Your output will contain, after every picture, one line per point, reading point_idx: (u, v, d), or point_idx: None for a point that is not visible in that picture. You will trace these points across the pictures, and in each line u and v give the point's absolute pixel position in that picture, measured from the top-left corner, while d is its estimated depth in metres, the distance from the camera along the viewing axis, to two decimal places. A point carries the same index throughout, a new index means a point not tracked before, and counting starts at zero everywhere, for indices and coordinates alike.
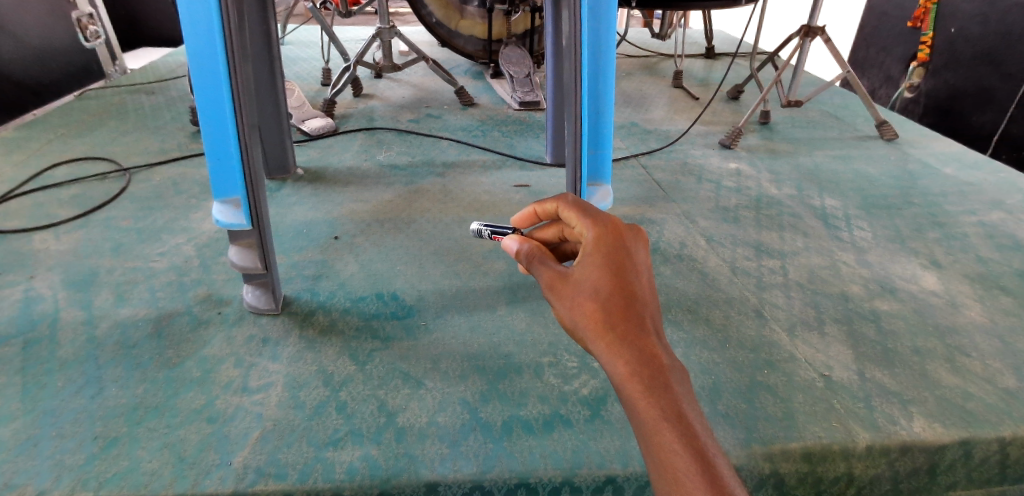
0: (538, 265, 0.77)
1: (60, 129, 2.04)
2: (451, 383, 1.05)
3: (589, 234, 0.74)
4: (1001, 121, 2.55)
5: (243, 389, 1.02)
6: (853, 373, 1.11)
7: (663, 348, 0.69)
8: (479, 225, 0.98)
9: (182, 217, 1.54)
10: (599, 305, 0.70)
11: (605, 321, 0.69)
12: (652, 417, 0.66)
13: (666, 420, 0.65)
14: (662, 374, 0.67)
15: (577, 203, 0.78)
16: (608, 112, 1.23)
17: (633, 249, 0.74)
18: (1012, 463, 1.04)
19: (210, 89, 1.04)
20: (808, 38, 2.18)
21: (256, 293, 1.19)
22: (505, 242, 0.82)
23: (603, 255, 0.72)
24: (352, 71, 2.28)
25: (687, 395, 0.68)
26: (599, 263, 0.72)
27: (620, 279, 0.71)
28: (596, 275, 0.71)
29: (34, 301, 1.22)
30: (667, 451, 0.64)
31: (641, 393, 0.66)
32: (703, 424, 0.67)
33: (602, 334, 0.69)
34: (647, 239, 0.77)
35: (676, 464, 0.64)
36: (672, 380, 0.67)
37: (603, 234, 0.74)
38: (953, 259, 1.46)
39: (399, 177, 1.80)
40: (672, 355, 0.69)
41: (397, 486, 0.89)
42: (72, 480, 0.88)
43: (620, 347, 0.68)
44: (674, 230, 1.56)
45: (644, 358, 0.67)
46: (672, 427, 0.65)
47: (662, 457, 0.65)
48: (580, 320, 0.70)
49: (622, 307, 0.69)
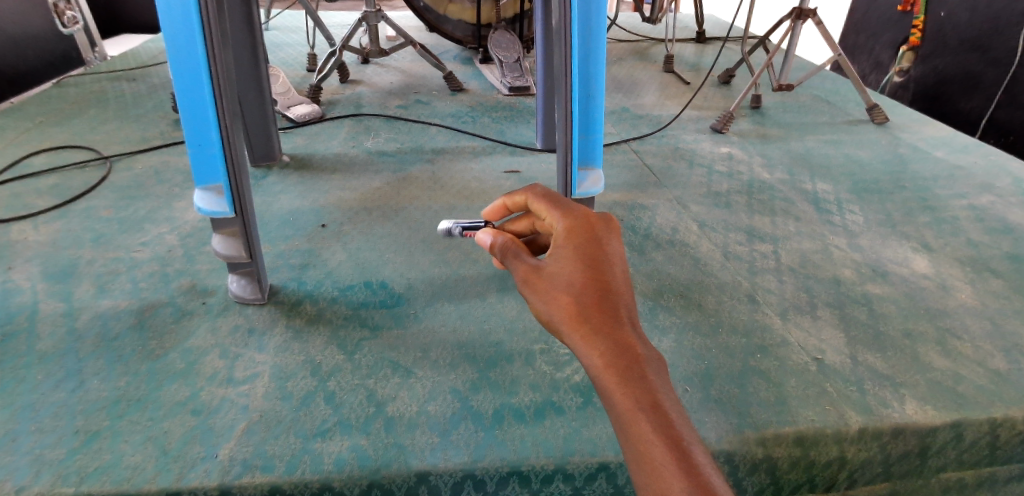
0: (513, 259, 0.74)
1: (37, 118, 1.99)
2: (441, 372, 1.03)
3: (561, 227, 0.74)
4: (989, 107, 2.55)
5: (229, 381, 1.01)
6: (846, 358, 1.11)
7: (638, 339, 0.68)
8: (450, 223, 0.99)
9: (164, 207, 1.51)
10: (574, 297, 0.69)
11: (580, 314, 0.68)
12: (627, 408, 0.64)
13: (643, 411, 0.64)
14: (637, 364, 0.66)
15: (548, 196, 0.78)
16: (600, 95, 1.19)
17: (606, 241, 0.74)
18: (1002, 445, 1.04)
19: (189, 75, 1.00)
20: (799, 21, 2.15)
21: (242, 282, 1.17)
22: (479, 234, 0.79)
23: (577, 247, 0.71)
24: (338, 57, 2.24)
25: (664, 384, 0.66)
26: (573, 256, 0.71)
27: (594, 272, 0.70)
28: (570, 268, 0.70)
29: (11, 294, 1.19)
30: (643, 441, 0.63)
31: (617, 385, 0.65)
32: (681, 414, 0.65)
33: (577, 327, 0.68)
34: (620, 231, 0.77)
35: (652, 453, 0.62)
36: (648, 370, 0.66)
37: (575, 226, 0.74)
38: (943, 243, 1.45)
39: (387, 164, 1.78)
40: (648, 345, 0.68)
41: (387, 477, 0.88)
42: (51, 476, 0.86)
43: (595, 339, 0.67)
44: (666, 215, 1.54)
45: (619, 349, 0.66)
46: (649, 417, 0.63)
47: (638, 448, 0.63)
48: (557, 313, 0.69)
49: (596, 299, 0.68)
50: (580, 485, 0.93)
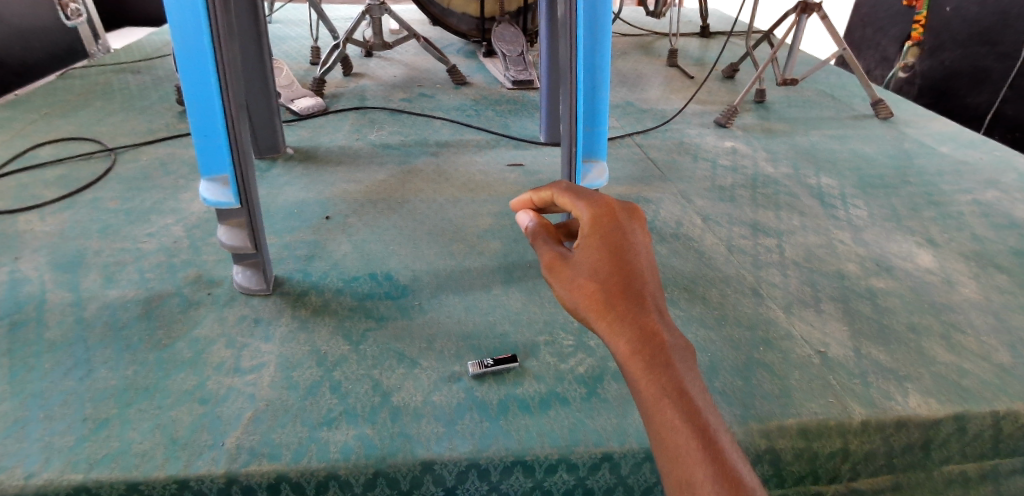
0: (541, 245, 0.76)
1: (43, 109, 2.00)
2: (446, 363, 1.04)
3: (586, 216, 0.74)
4: (996, 101, 2.55)
5: (235, 370, 1.01)
6: (850, 351, 1.11)
7: (664, 326, 0.68)
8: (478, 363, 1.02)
9: (170, 198, 1.52)
10: (597, 285, 0.70)
11: (604, 300, 0.69)
12: (652, 395, 0.64)
13: (667, 398, 0.64)
14: (663, 352, 0.66)
15: (571, 189, 0.77)
16: (605, 87, 1.19)
17: (631, 230, 0.73)
18: (1005, 438, 1.05)
19: (196, 67, 1.01)
20: (803, 15, 2.13)
21: (248, 273, 1.18)
22: (517, 217, 0.82)
23: (599, 237, 0.72)
24: (341, 50, 2.24)
25: (689, 372, 0.66)
26: (597, 245, 0.72)
27: (617, 260, 0.71)
28: (595, 256, 0.71)
29: (20, 283, 1.20)
30: (667, 427, 0.63)
31: (642, 371, 0.65)
32: (706, 401, 0.65)
33: (602, 314, 0.68)
34: (644, 220, 0.76)
35: (676, 438, 0.63)
36: (674, 358, 0.66)
37: (598, 215, 0.74)
38: (948, 238, 1.45)
39: (392, 157, 1.78)
40: (675, 333, 0.68)
41: (393, 465, 0.88)
42: (61, 462, 0.86)
43: (619, 325, 0.67)
44: (670, 209, 1.55)
45: (644, 336, 0.66)
46: (673, 404, 0.63)
47: (662, 434, 0.63)
48: (581, 301, 0.70)
49: (621, 287, 0.69)
50: (584, 476, 0.94)
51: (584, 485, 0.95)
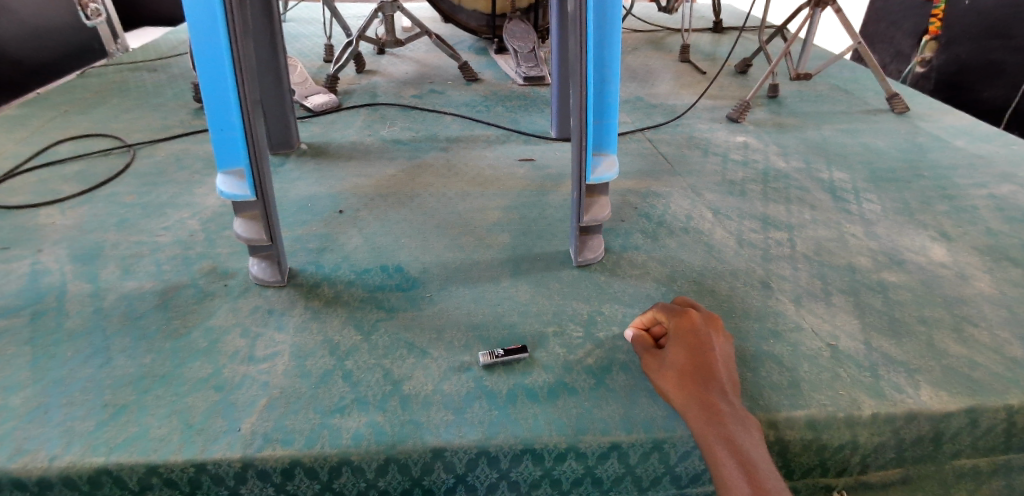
0: (639, 347, 1.00)
1: (62, 107, 2.04)
2: (455, 353, 1.05)
3: (673, 324, 0.98)
4: (1016, 96, 2.50)
5: (250, 359, 1.03)
6: (860, 343, 1.11)
7: (725, 401, 0.88)
8: (484, 353, 1.04)
9: (186, 192, 1.54)
10: (676, 373, 0.92)
11: (681, 386, 0.91)
12: (709, 440, 0.85)
13: (719, 443, 0.84)
14: (719, 414, 0.86)
15: (668, 308, 1.01)
16: (614, 80, 1.18)
17: (707, 335, 0.96)
18: (1017, 432, 1.04)
19: (212, 63, 1.03)
20: (818, 9, 2.11)
21: (263, 265, 1.20)
22: (625, 332, 1.06)
23: (682, 338, 0.95)
24: (354, 47, 2.26)
25: (744, 433, 0.85)
26: (680, 346, 0.95)
27: (691, 355, 0.93)
28: (677, 354, 0.94)
29: (41, 274, 1.23)
30: (719, 462, 0.83)
31: (701, 427, 0.86)
32: (759, 451, 0.83)
33: (680, 392, 0.91)
34: (720, 327, 0.98)
35: (726, 472, 0.81)
36: (729, 421, 0.86)
37: (681, 323, 0.97)
38: (961, 232, 1.44)
39: (402, 152, 1.80)
40: (734, 406, 0.88)
41: (403, 452, 0.90)
42: (82, 445, 0.89)
43: (689, 399, 0.89)
44: (679, 203, 1.54)
45: (704, 406, 0.87)
46: (722, 447, 0.84)
47: (723, 482, 0.81)
48: (663, 384, 0.93)
49: (693, 371, 0.91)
50: (592, 464, 0.95)
51: (592, 474, 0.96)
